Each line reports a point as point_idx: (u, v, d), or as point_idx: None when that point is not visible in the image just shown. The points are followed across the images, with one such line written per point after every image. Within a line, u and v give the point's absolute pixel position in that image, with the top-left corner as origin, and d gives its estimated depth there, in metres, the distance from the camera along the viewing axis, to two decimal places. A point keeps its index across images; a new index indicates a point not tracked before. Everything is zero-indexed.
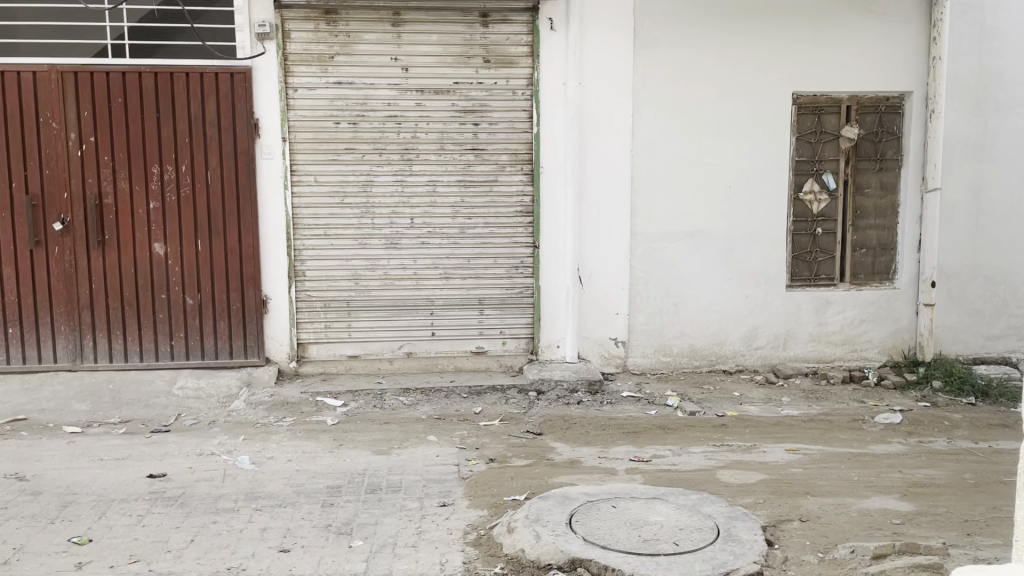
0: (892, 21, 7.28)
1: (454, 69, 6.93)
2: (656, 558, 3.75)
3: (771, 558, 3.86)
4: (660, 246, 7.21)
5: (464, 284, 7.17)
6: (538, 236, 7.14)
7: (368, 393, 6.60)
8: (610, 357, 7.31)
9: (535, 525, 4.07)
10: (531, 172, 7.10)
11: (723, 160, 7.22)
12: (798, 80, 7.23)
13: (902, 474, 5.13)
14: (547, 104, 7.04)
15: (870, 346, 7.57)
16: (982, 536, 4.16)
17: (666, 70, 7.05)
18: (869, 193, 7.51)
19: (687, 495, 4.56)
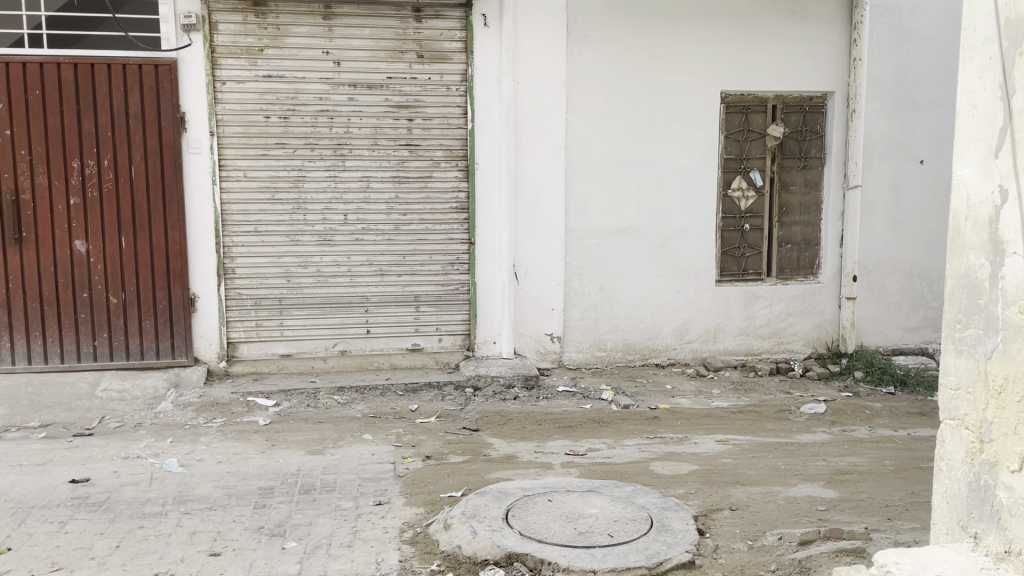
0: (815, 23, 7.50)
1: (387, 64, 6.88)
2: (591, 550, 3.80)
3: (702, 547, 3.95)
4: (594, 243, 7.29)
5: (400, 280, 7.12)
6: (473, 232, 7.13)
7: (301, 393, 6.50)
8: (546, 353, 7.35)
9: (472, 521, 4.08)
10: (466, 168, 7.08)
11: (655, 158, 7.33)
12: (726, 80, 7.40)
13: (826, 462, 5.30)
14: (481, 100, 7.03)
15: (796, 338, 7.79)
16: (902, 520, 4.33)
17: (599, 69, 7.13)
18: (794, 189, 7.74)
19: (621, 487, 4.63)
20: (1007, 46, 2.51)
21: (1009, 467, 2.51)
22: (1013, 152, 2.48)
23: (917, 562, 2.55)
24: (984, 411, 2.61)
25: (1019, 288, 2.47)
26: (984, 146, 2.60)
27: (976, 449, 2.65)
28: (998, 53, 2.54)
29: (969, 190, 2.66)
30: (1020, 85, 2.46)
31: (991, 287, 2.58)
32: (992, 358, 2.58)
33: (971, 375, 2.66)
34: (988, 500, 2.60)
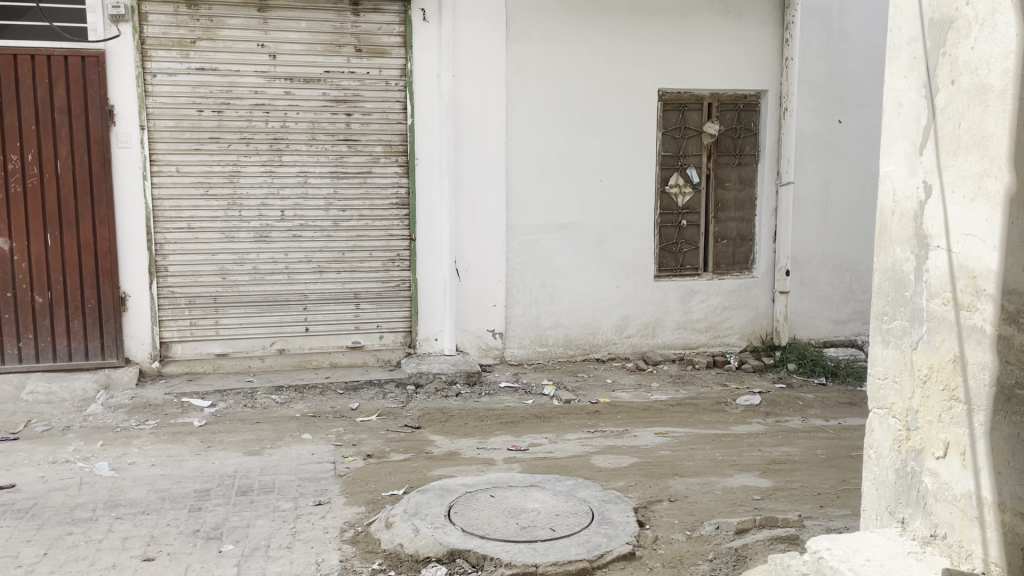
0: (749, 23, 7.65)
1: (324, 58, 6.78)
2: (534, 544, 3.82)
3: (641, 539, 4.01)
4: (535, 239, 7.32)
5: (339, 278, 7.03)
6: (413, 228, 7.07)
7: (238, 393, 6.37)
8: (488, 349, 7.35)
9: (413, 519, 4.06)
10: (406, 164, 7.01)
11: (594, 155, 7.40)
12: (664, 78, 7.50)
13: (761, 453, 5.43)
14: (421, 95, 6.97)
15: (732, 332, 7.95)
16: (834, 508, 4.46)
17: (538, 65, 7.16)
18: (729, 186, 7.89)
19: (563, 481, 4.66)
20: (930, 46, 2.60)
21: (934, 453, 2.61)
22: (936, 149, 2.57)
23: (847, 548, 2.63)
24: (910, 399, 2.70)
25: (942, 281, 2.56)
26: (909, 143, 2.69)
27: (902, 437, 2.74)
28: (921, 54, 2.64)
29: (894, 186, 2.76)
30: (942, 84, 2.55)
31: (915, 280, 2.67)
32: (917, 349, 2.67)
33: (898, 365, 2.76)
34: (914, 486, 2.69)
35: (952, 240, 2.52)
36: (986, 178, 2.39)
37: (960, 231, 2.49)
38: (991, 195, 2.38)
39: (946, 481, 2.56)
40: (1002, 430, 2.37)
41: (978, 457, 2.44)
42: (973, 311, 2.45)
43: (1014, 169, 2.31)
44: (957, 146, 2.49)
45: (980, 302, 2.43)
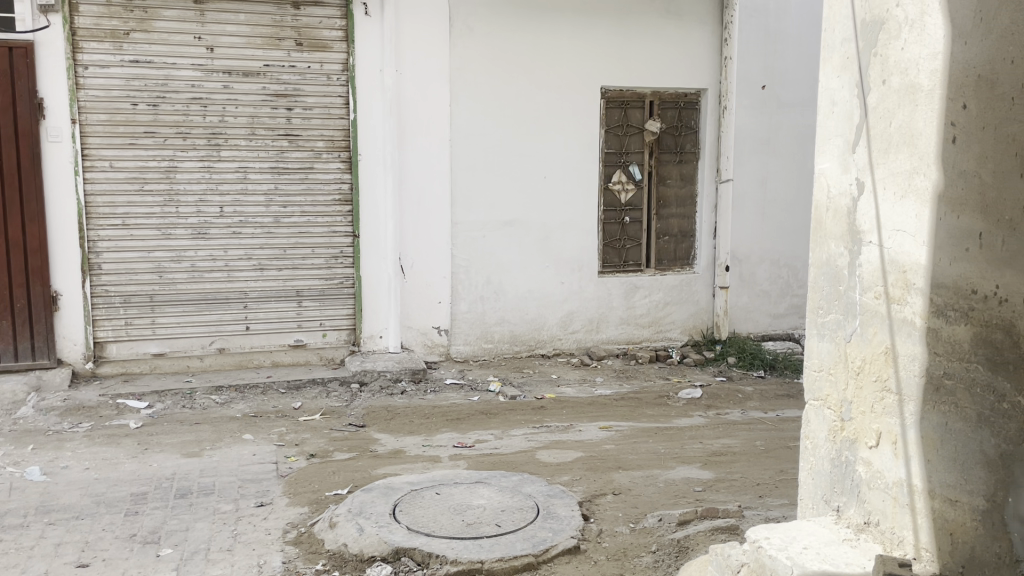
0: (688, 22, 7.76)
1: (264, 52, 6.66)
2: (480, 540, 3.82)
3: (586, 532, 4.04)
4: (480, 235, 7.32)
5: (280, 275, 6.91)
6: (357, 225, 6.99)
7: (176, 393, 6.23)
8: (433, 346, 7.31)
9: (357, 519, 4.02)
10: (349, 160, 6.93)
11: (538, 152, 7.43)
12: (606, 75, 7.57)
13: (703, 445, 5.53)
14: (364, 90, 6.89)
15: (674, 326, 8.07)
16: (772, 497, 4.57)
17: (482, 62, 7.16)
18: (671, 183, 7.99)
19: (508, 477, 4.67)
20: (862, 46, 2.67)
21: (867, 443, 2.68)
22: (868, 147, 2.65)
23: (784, 537, 2.70)
24: (845, 390, 2.78)
25: (874, 275, 2.64)
26: (842, 141, 2.77)
27: (837, 427, 2.82)
28: (853, 54, 2.72)
29: (829, 182, 2.83)
30: (874, 83, 2.62)
31: (848, 275, 2.75)
32: (851, 341, 2.75)
33: (832, 357, 2.84)
34: (848, 475, 2.76)
35: (884, 235, 2.59)
36: (915, 176, 2.46)
37: (891, 228, 2.56)
38: (920, 191, 2.45)
39: (879, 469, 2.63)
40: (930, 419, 2.44)
41: (908, 445, 2.52)
42: (904, 305, 2.52)
43: (941, 166, 2.38)
44: (888, 144, 2.56)
45: (910, 296, 2.50)
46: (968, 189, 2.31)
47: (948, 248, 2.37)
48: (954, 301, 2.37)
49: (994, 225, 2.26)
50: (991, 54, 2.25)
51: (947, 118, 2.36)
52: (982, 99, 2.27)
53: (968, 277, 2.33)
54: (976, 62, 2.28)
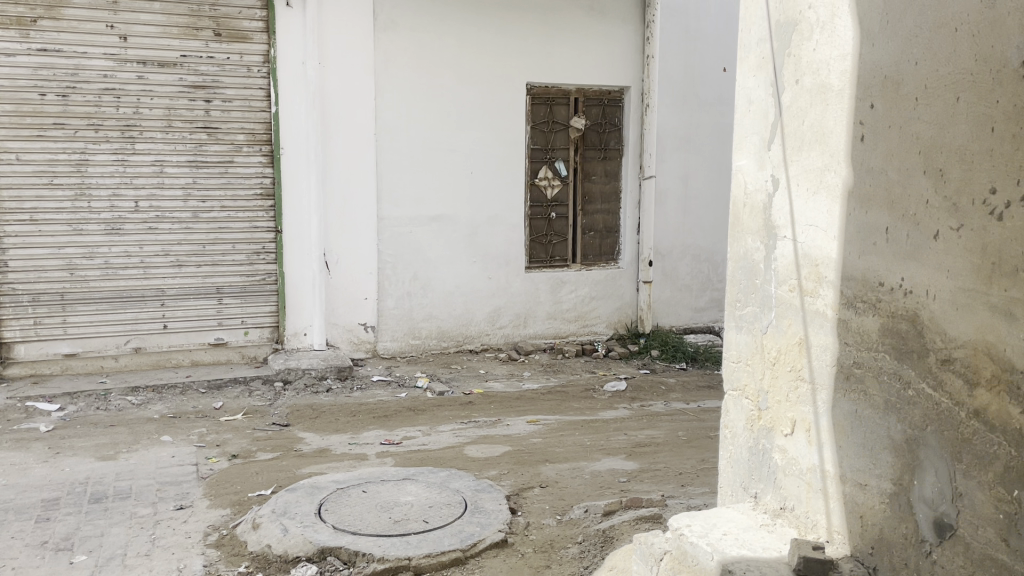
0: (612, 20, 7.86)
1: (180, 42, 6.45)
2: (406, 537, 3.80)
3: (514, 526, 4.06)
4: (407, 231, 7.27)
5: (200, 272, 6.73)
6: (279, 220, 6.85)
7: (89, 395, 6.01)
8: (360, 343, 7.23)
9: (281, 519, 3.95)
10: (271, 153, 6.79)
11: (464, 147, 7.43)
12: (531, 71, 7.61)
13: (627, 436, 5.63)
14: (286, 82, 6.75)
15: (600, 320, 8.18)
16: (694, 486, 4.68)
17: (407, 55, 7.11)
18: (596, 180, 8.08)
19: (436, 473, 4.67)
20: (776, 46, 2.78)
21: (783, 431, 2.78)
22: (783, 144, 2.75)
23: (705, 524, 2.77)
24: (762, 380, 2.89)
25: (788, 268, 2.74)
26: (759, 138, 2.88)
27: (754, 416, 2.92)
28: (768, 53, 2.82)
29: (746, 178, 2.95)
30: (787, 82, 2.71)
31: (765, 268, 2.85)
32: (767, 333, 2.85)
33: (750, 348, 2.95)
34: (766, 462, 2.86)
35: (798, 230, 2.69)
36: (826, 173, 2.56)
37: (804, 223, 2.66)
38: (832, 187, 2.54)
39: (794, 456, 2.73)
40: (842, 407, 2.53)
41: (821, 433, 2.61)
42: (816, 297, 2.62)
43: (850, 164, 2.46)
44: (802, 142, 2.65)
45: (822, 288, 2.60)
46: (875, 184, 2.37)
47: (858, 243, 2.45)
48: (863, 294, 2.44)
49: (900, 219, 2.28)
50: (896, 55, 2.28)
51: (857, 117, 2.43)
52: (888, 98, 2.31)
53: (875, 270, 2.38)
54: (883, 63, 2.32)
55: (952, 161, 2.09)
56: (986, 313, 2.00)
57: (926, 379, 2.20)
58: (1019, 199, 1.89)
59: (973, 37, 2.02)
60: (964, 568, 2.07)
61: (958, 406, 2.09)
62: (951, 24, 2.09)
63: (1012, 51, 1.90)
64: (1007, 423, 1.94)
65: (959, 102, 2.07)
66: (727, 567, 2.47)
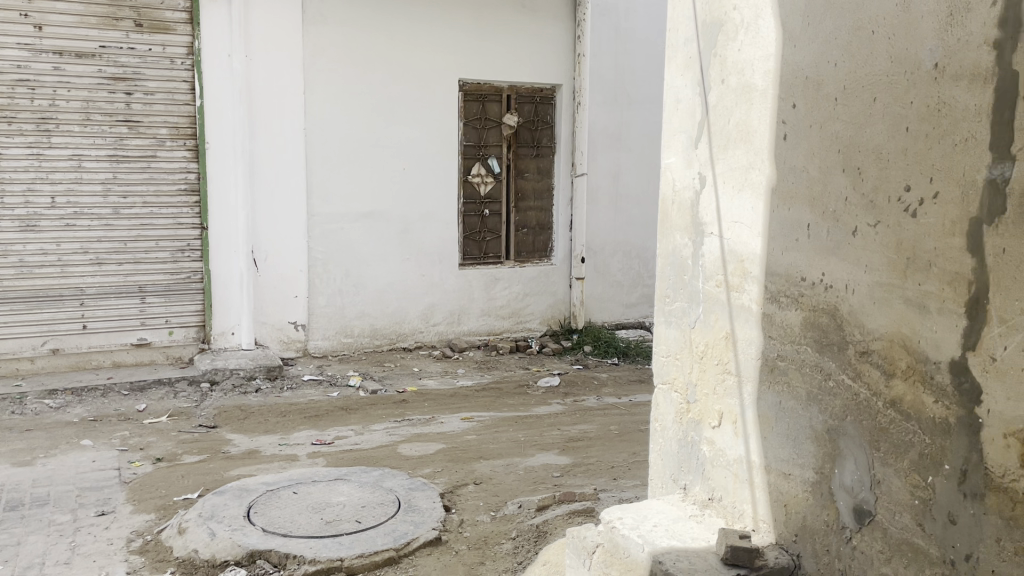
0: (543, 18, 7.90)
1: (99, 32, 6.22)
2: (338, 538, 3.75)
3: (448, 523, 4.05)
4: (337, 227, 7.18)
5: (121, 270, 6.51)
6: (205, 216, 6.67)
7: (4, 399, 5.76)
8: (290, 342, 7.10)
9: (208, 523, 3.86)
10: (196, 147, 6.60)
11: (396, 143, 7.37)
12: (463, 68, 7.58)
13: (560, 431, 5.67)
14: (211, 75, 6.58)
15: (533, 317, 8.22)
16: (625, 479, 4.75)
17: (336, 50, 7.02)
18: (529, 177, 8.10)
19: (369, 472, 4.62)
20: (702, 46, 2.83)
21: (710, 423, 2.84)
22: (709, 143, 2.80)
23: (636, 517, 2.81)
24: (690, 374, 2.94)
25: (715, 264, 2.80)
26: (686, 137, 2.93)
27: (683, 409, 2.98)
28: (695, 53, 2.88)
29: (674, 176, 3.00)
30: (713, 82, 2.77)
31: (693, 264, 2.91)
32: (695, 327, 2.91)
33: (678, 343, 3.00)
34: (695, 454, 2.92)
35: (724, 227, 2.75)
36: (750, 171, 2.62)
37: (729, 220, 2.72)
38: (756, 185, 2.60)
39: (721, 448, 2.79)
40: (767, 399, 2.60)
41: (747, 424, 2.68)
42: (741, 293, 2.69)
43: (774, 163, 2.53)
44: (727, 140, 2.71)
45: (746, 284, 2.66)
46: (797, 182, 2.44)
47: (781, 239, 2.52)
48: (786, 288, 2.50)
49: (820, 217, 2.35)
50: (816, 57, 2.34)
51: (779, 117, 2.50)
52: (808, 99, 2.38)
53: (797, 266, 2.45)
54: (804, 65, 2.39)
55: (869, 160, 2.17)
56: (902, 307, 2.08)
57: (846, 371, 2.28)
58: (931, 196, 1.97)
59: (888, 40, 2.09)
60: (882, 552, 2.15)
61: (876, 396, 2.17)
62: (868, 27, 2.16)
63: (925, 54, 1.98)
64: (921, 411, 2.02)
65: (874, 103, 2.14)
66: (658, 558, 2.50)
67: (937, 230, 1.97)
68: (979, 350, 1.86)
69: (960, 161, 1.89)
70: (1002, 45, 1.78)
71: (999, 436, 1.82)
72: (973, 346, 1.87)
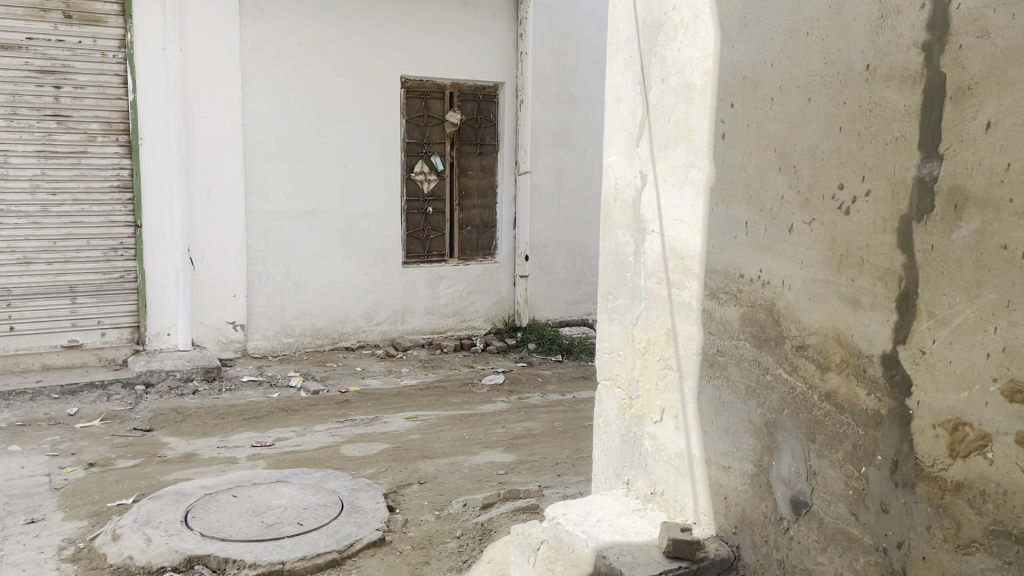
0: (486, 16, 7.89)
1: (26, 23, 6.01)
2: (280, 541, 3.69)
3: (391, 523, 4.02)
4: (277, 225, 7.06)
5: (50, 270, 6.28)
6: (139, 214, 6.48)
7: None
8: (228, 342, 6.95)
9: (144, 529, 3.75)
10: (129, 143, 6.40)
11: (337, 140, 7.28)
12: (405, 65, 7.53)
13: (505, 429, 5.68)
14: (145, 69, 6.39)
15: (477, 315, 8.20)
16: (569, 475, 4.78)
17: (275, 44, 6.91)
18: (472, 175, 8.08)
19: (311, 474, 4.55)
20: (642, 45, 2.87)
21: (652, 418, 2.88)
22: (649, 141, 2.84)
23: (579, 512, 2.82)
24: (632, 369, 2.98)
25: (656, 261, 2.83)
26: (627, 135, 2.97)
27: (626, 405, 3.01)
28: (635, 52, 2.91)
29: (616, 174, 3.03)
30: (654, 81, 2.81)
31: (634, 261, 2.94)
32: (638, 324, 2.94)
33: (621, 339, 3.04)
34: (637, 449, 2.95)
35: (664, 224, 2.79)
36: (690, 169, 2.66)
37: (670, 217, 2.76)
38: (696, 183, 2.64)
39: (662, 442, 2.83)
40: (706, 393, 2.64)
41: (688, 418, 2.72)
42: (682, 289, 2.72)
43: (713, 161, 2.57)
44: (667, 138, 2.75)
45: (686, 280, 2.70)
46: (735, 180, 2.48)
47: (720, 236, 2.56)
48: (725, 285, 2.55)
49: (758, 214, 2.40)
50: (753, 57, 2.39)
51: (717, 117, 2.54)
52: (745, 99, 2.42)
53: (736, 262, 2.49)
54: (741, 66, 2.43)
55: (804, 159, 2.22)
56: (836, 301, 2.13)
57: (783, 365, 2.33)
58: (864, 194, 2.03)
59: (822, 42, 2.14)
60: (818, 542, 2.21)
61: (811, 389, 2.22)
62: (802, 28, 2.21)
63: (857, 55, 2.04)
64: (855, 403, 2.08)
65: (809, 102, 2.19)
66: (601, 553, 2.52)
67: (869, 226, 2.02)
68: (909, 344, 1.92)
69: (891, 159, 1.95)
70: (929, 47, 1.84)
71: (929, 426, 1.88)
72: (904, 339, 1.93)
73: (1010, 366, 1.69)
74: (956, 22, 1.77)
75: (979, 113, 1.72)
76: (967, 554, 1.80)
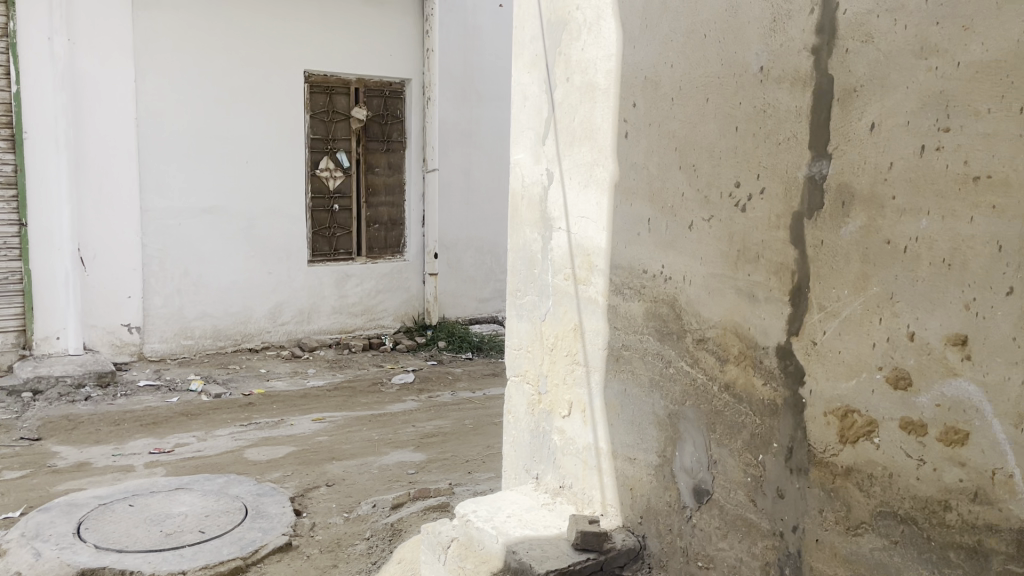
0: (392, 12, 7.81)
1: None
2: (180, 550, 3.56)
3: (299, 528, 3.94)
4: (175, 224, 6.81)
5: None
6: (24, 211, 6.11)
7: None
8: (123, 346, 6.66)
9: (32, 543, 3.55)
10: (13, 137, 6.04)
11: (238, 135, 7.08)
12: (309, 59, 7.38)
13: (415, 428, 5.64)
14: (30, 59, 6.04)
15: (385, 314, 8.11)
16: (480, 472, 4.78)
17: (172, 36, 6.66)
18: (379, 172, 7.98)
19: (213, 480, 4.41)
20: (547, 44, 2.89)
21: (560, 413, 2.91)
22: (555, 139, 2.87)
23: (489, 509, 2.83)
24: (540, 365, 3.00)
25: (562, 258, 2.87)
26: (533, 133, 2.99)
27: (535, 401, 3.04)
28: (541, 51, 2.94)
29: (524, 172, 3.05)
30: (559, 80, 2.84)
31: (542, 258, 2.97)
32: (546, 320, 2.97)
33: (529, 335, 3.06)
34: (546, 444, 2.98)
35: (571, 222, 2.82)
36: (594, 166, 2.71)
37: (576, 215, 2.79)
38: (600, 181, 2.68)
39: (570, 436, 2.87)
40: (612, 387, 2.69)
41: (595, 412, 2.76)
42: (588, 285, 2.76)
43: (617, 160, 2.61)
44: (572, 137, 2.78)
45: (593, 276, 2.74)
46: (637, 178, 2.53)
47: (623, 232, 2.60)
48: (629, 280, 2.59)
49: (660, 211, 2.45)
50: (653, 58, 2.45)
51: (620, 116, 2.59)
52: (646, 98, 2.48)
53: (639, 259, 2.54)
54: (643, 66, 2.48)
55: (703, 158, 2.28)
56: (733, 296, 2.21)
57: (685, 358, 2.39)
58: (759, 192, 2.10)
59: (719, 45, 2.21)
60: (719, 529, 2.28)
61: (712, 381, 2.29)
62: (700, 31, 2.28)
63: (751, 57, 2.11)
64: (752, 393, 2.15)
65: (707, 103, 2.26)
66: (511, 549, 2.53)
67: (763, 223, 2.10)
68: (802, 335, 2.00)
69: (784, 158, 2.03)
70: (819, 51, 1.92)
71: (821, 414, 1.97)
72: (797, 331, 2.02)
73: (894, 355, 1.78)
74: (843, 28, 1.86)
75: (865, 114, 1.81)
76: (857, 535, 1.90)
